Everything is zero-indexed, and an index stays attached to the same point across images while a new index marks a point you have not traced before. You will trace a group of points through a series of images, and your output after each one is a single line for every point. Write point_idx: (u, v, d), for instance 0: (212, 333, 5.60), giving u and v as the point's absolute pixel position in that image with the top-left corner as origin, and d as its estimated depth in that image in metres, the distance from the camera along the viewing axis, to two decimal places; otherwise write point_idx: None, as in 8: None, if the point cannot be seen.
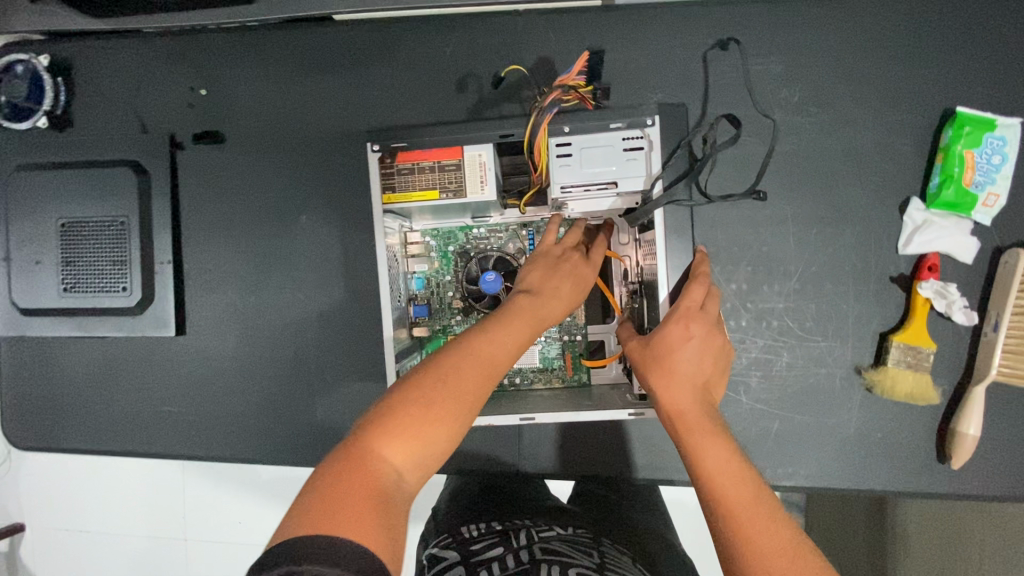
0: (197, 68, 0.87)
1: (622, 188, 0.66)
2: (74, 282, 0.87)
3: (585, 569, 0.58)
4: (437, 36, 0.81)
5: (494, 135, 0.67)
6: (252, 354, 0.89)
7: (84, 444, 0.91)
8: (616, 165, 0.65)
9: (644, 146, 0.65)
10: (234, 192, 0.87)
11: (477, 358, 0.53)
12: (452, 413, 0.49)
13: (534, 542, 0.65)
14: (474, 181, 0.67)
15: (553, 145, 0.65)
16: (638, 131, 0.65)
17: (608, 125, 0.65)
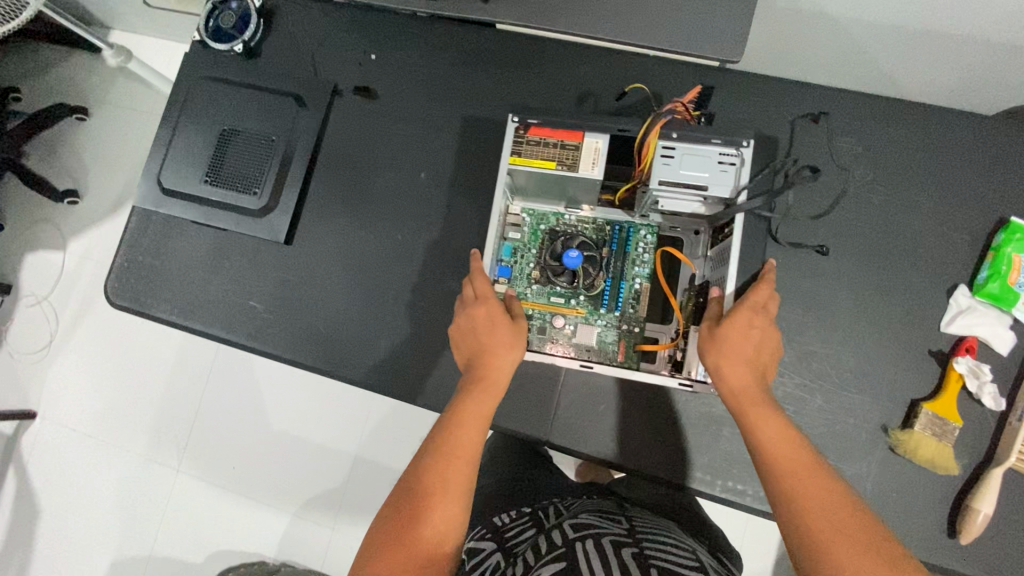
0: (374, 39, 1.05)
1: (710, 194, 0.75)
2: (217, 176, 1.00)
3: (618, 535, 0.68)
4: (576, 60, 0.98)
5: (613, 129, 0.79)
6: (340, 278, 0.99)
7: (172, 316, 1.02)
8: (709, 173, 0.75)
9: (737, 162, 0.75)
10: (370, 140, 1.02)
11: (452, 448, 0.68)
12: (446, 498, 0.65)
13: (564, 519, 0.74)
14: (588, 161, 0.78)
15: (659, 147, 0.76)
16: (734, 149, 0.75)
17: (708, 139, 0.75)
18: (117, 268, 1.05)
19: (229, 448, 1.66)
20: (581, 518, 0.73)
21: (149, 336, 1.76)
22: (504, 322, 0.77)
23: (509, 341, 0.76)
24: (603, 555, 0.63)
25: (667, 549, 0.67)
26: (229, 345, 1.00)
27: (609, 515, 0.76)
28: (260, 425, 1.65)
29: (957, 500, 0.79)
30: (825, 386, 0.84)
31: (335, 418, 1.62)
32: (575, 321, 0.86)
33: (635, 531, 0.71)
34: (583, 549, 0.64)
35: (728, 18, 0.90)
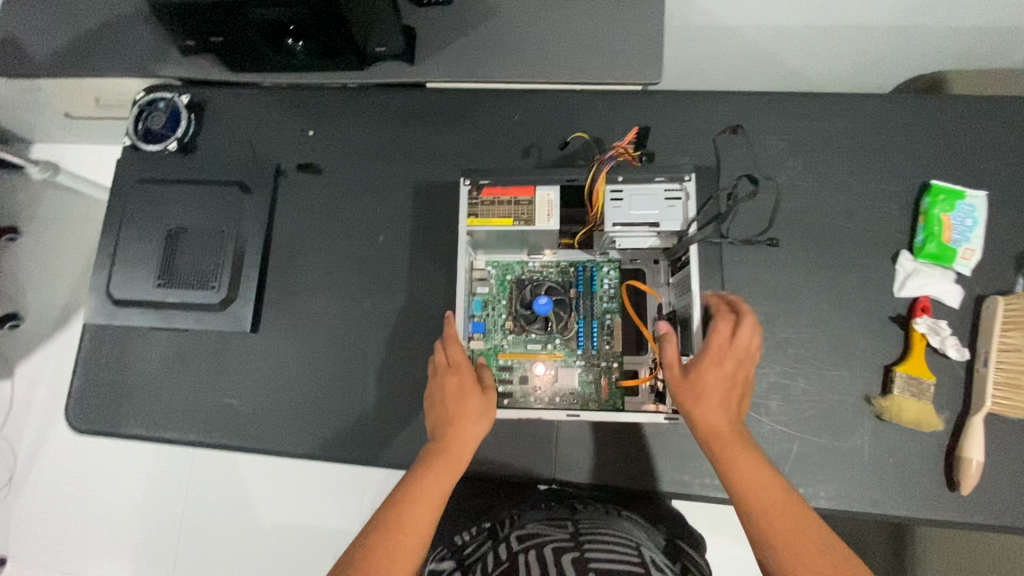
0: (309, 115, 1.06)
1: (662, 229, 0.78)
2: (169, 277, 0.98)
3: (561, 542, 0.72)
4: (509, 104, 1.02)
5: (561, 180, 0.83)
6: (315, 356, 0.97)
7: (142, 430, 0.97)
8: (658, 210, 0.78)
9: (682, 195, 0.78)
10: (322, 213, 1.02)
11: (407, 526, 0.66)
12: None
13: (512, 529, 0.79)
14: (542, 214, 0.81)
15: (608, 191, 0.79)
16: (678, 184, 0.79)
17: (654, 178, 0.79)
18: (76, 391, 0.99)
19: (223, 553, 1.55)
20: (528, 528, 0.78)
21: (118, 451, 1.66)
22: (473, 390, 0.76)
23: (477, 414, 0.75)
24: (542, 567, 0.67)
25: (609, 550, 0.71)
26: (211, 448, 0.96)
27: (557, 519, 0.80)
28: (252, 521, 1.56)
29: (949, 451, 0.83)
30: (804, 369, 0.87)
31: (331, 496, 1.55)
32: (556, 365, 0.87)
33: (579, 534, 0.75)
34: (525, 563, 0.68)
35: (640, 45, 0.96)
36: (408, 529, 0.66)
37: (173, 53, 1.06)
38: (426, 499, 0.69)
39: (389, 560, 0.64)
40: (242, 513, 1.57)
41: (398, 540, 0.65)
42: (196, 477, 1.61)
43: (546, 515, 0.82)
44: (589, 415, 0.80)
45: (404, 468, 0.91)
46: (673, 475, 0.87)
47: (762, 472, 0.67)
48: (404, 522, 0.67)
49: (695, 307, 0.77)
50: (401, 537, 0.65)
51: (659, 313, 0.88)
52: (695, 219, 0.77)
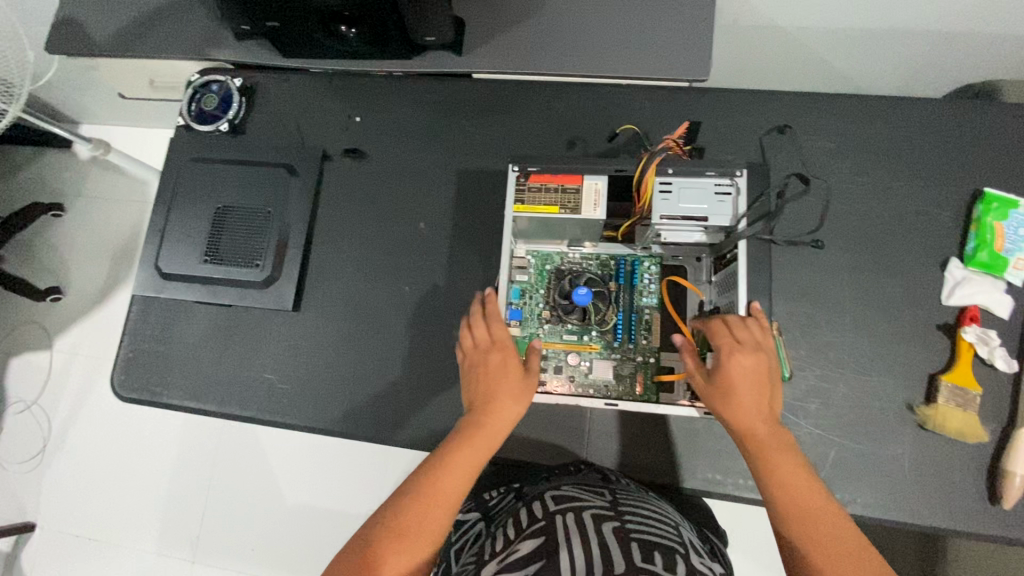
0: (357, 102, 1.08)
1: (711, 223, 0.78)
2: (216, 254, 1.01)
3: (598, 509, 0.73)
4: (554, 97, 1.02)
5: (610, 170, 0.83)
6: (353, 337, 0.99)
7: (183, 400, 0.99)
8: (707, 204, 0.78)
9: (732, 192, 0.78)
10: (365, 197, 1.04)
11: (434, 495, 0.66)
12: (413, 549, 0.63)
13: (546, 490, 0.81)
14: (589, 202, 0.82)
15: (657, 184, 0.79)
16: (729, 180, 0.79)
17: (704, 172, 0.79)
18: (122, 360, 1.03)
19: (244, 530, 1.59)
20: (564, 491, 0.79)
21: (149, 425, 1.70)
22: (514, 368, 0.76)
23: (514, 395, 0.74)
24: (581, 530, 0.68)
25: (646, 522, 0.72)
26: (247, 422, 0.98)
27: (592, 486, 0.81)
28: (274, 500, 1.59)
29: (992, 465, 0.81)
30: (844, 374, 0.86)
31: (352, 481, 1.57)
32: (591, 357, 0.87)
33: (617, 503, 0.76)
34: (564, 523, 0.70)
35: (690, 42, 0.96)
36: (435, 498, 0.66)
37: (228, 37, 1.09)
38: (455, 470, 0.69)
39: (413, 527, 0.64)
40: (266, 491, 1.60)
41: (425, 508, 0.65)
42: (223, 454, 1.65)
43: (581, 479, 0.83)
44: (626, 406, 0.81)
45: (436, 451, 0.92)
46: (705, 473, 0.87)
47: (801, 478, 0.63)
48: (431, 492, 0.66)
49: (744, 301, 0.76)
50: (427, 506, 0.65)
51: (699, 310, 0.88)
52: (745, 215, 0.77)
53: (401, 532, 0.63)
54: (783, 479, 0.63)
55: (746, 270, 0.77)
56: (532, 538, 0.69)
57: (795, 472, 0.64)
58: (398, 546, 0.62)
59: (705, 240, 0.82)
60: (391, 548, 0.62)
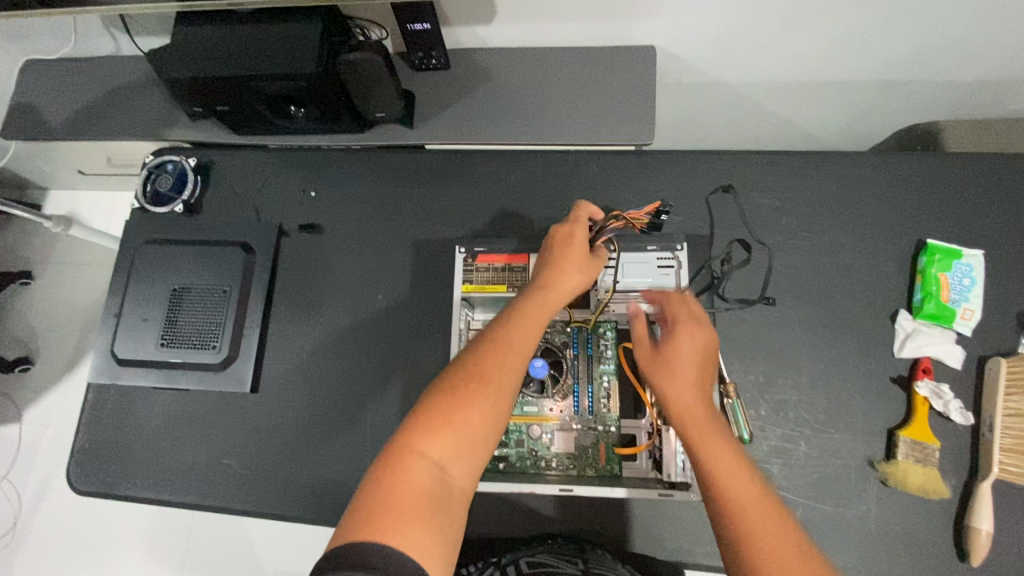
0: (312, 175, 1.09)
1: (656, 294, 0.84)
2: (172, 338, 0.99)
3: None
4: (505, 163, 1.04)
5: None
6: (314, 415, 0.97)
7: (142, 491, 0.97)
8: (651, 277, 0.84)
9: (674, 264, 0.84)
10: (323, 271, 1.04)
11: (510, 351, 0.65)
12: (489, 396, 0.62)
13: (520, 555, 0.80)
14: None
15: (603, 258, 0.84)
16: (670, 254, 0.85)
17: (647, 249, 0.84)
18: (78, 451, 1.00)
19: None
20: (538, 557, 0.79)
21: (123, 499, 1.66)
22: (585, 247, 0.76)
23: (581, 263, 0.74)
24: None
25: None
26: (208, 511, 0.95)
27: (565, 552, 0.80)
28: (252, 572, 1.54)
29: (956, 519, 0.80)
30: (804, 433, 0.85)
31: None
32: (551, 429, 0.86)
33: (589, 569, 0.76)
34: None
35: (633, 107, 0.98)
36: (510, 347, 0.65)
37: (183, 118, 1.10)
38: (531, 324, 0.68)
39: (490, 380, 0.63)
40: (242, 561, 1.56)
41: (497, 360, 0.64)
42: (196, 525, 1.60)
43: (555, 547, 0.82)
44: (582, 491, 0.78)
45: None
46: (675, 542, 0.85)
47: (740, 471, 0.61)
48: (504, 344, 0.65)
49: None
50: (504, 354, 0.65)
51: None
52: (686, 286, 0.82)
53: (475, 380, 0.62)
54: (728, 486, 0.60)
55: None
56: None
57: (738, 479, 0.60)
58: (474, 390, 0.62)
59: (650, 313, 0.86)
60: (465, 396, 0.61)
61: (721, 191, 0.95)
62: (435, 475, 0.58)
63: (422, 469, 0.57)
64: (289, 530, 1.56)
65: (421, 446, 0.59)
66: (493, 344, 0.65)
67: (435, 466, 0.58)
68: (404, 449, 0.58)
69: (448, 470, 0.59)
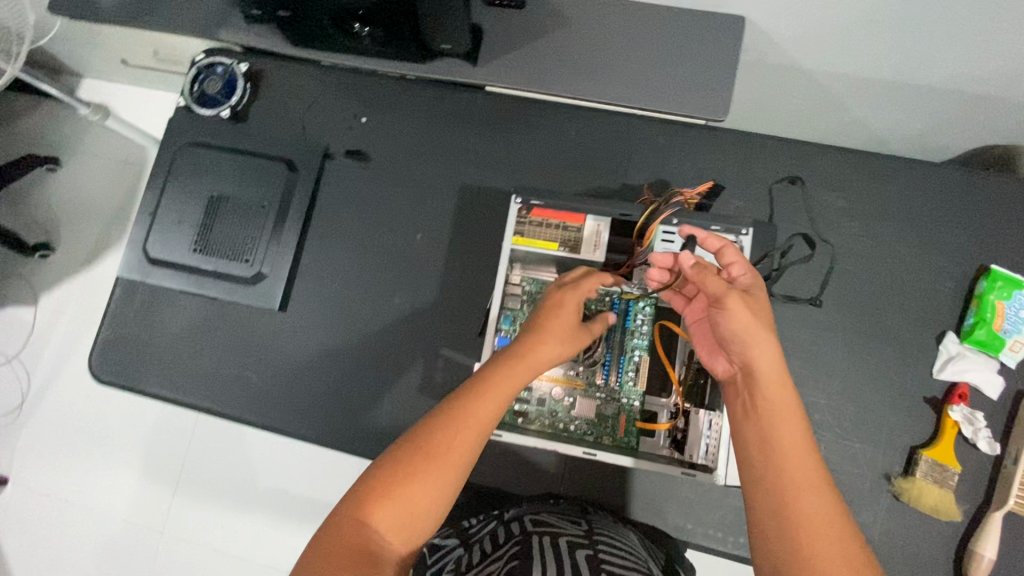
0: (365, 101, 1.05)
1: None
2: (206, 245, 0.99)
3: (572, 535, 0.73)
4: (567, 119, 0.99)
5: (615, 213, 0.78)
6: (338, 343, 0.97)
7: (162, 389, 0.98)
8: None
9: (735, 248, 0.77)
10: (364, 201, 1.02)
11: (461, 429, 0.62)
12: (440, 475, 0.59)
13: (524, 513, 0.81)
14: (590, 244, 0.78)
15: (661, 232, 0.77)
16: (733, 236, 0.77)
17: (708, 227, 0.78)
18: (102, 341, 1.01)
19: (217, 509, 1.54)
20: (541, 516, 0.79)
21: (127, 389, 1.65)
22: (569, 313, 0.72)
23: (560, 330, 0.71)
24: (557, 551, 0.68)
25: (619, 551, 0.72)
26: (224, 419, 0.97)
27: (569, 514, 0.81)
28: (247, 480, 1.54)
29: (961, 542, 0.81)
30: (824, 437, 0.85)
31: (327, 471, 1.51)
32: (575, 394, 0.86)
33: (592, 531, 0.76)
34: (538, 543, 0.70)
35: (711, 80, 0.93)
36: (469, 421, 0.62)
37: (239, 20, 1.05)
38: (491, 398, 0.64)
39: (442, 454, 0.60)
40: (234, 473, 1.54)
41: (454, 434, 0.61)
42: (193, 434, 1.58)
43: (560, 509, 0.83)
44: (607, 457, 0.79)
45: None
46: (677, 520, 0.87)
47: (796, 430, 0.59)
48: (465, 416, 0.62)
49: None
50: (460, 428, 0.62)
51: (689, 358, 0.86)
52: None
53: (427, 455, 0.60)
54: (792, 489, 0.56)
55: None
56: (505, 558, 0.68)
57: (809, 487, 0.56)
58: (423, 467, 0.59)
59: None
60: (414, 471, 0.59)
61: (785, 182, 0.92)
62: (372, 547, 0.56)
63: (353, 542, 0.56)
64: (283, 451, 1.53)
65: (363, 519, 0.57)
66: (453, 415, 0.62)
67: (375, 538, 0.56)
68: (347, 520, 0.57)
69: (388, 542, 0.57)
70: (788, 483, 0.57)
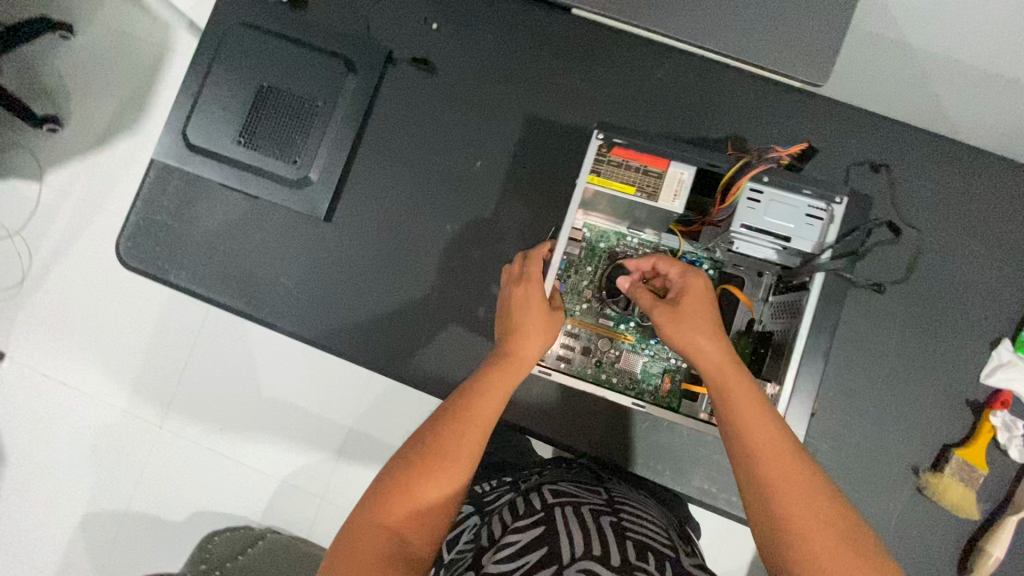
0: (439, 6, 0.96)
1: (792, 245, 0.69)
2: (251, 138, 0.92)
3: (596, 506, 0.67)
4: (655, 59, 0.92)
5: (704, 162, 0.70)
6: (382, 262, 0.93)
7: (192, 285, 0.94)
8: (793, 224, 0.69)
9: (825, 217, 0.69)
10: (426, 117, 0.95)
11: (471, 420, 0.61)
12: (450, 472, 0.58)
13: (540, 480, 0.74)
14: (669, 193, 0.70)
15: (748, 188, 0.69)
16: (825, 203, 0.69)
17: (800, 189, 0.69)
18: (131, 227, 0.96)
19: (209, 411, 1.38)
20: (558, 483, 0.72)
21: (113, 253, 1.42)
22: (546, 307, 0.70)
23: (543, 323, 0.69)
24: (581, 530, 0.61)
25: (644, 525, 0.68)
26: (256, 323, 0.94)
27: (587, 481, 0.75)
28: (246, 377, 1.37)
29: (970, 539, 0.83)
30: (859, 424, 0.86)
31: (329, 384, 1.36)
32: (622, 347, 0.84)
33: (613, 501, 0.70)
34: (562, 518, 0.62)
35: None
36: (469, 421, 0.61)
37: None
38: (489, 396, 0.63)
39: (447, 454, 0.58)
40: (221, 379, 1.38)
41: (456, 438, 0.59)
42: (177, 331, 1.39)
43: (576, 476, 0.76)
44: (658, 412, 0.80)
45: (439, 394, 0.89)
46: (701, 483, 0.87)
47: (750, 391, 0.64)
48: (462, 416, 0.61)
49: (800, 339, 0.70)
50: (462, 427, 0.60)
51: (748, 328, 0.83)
52: (832, 246, 0.68)
53: (431, 459, 0.58)
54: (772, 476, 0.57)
55: (814, 305, 0.70)
56: (530, 530, 0.61)
57: (784, 454, 0.59)
58: (430, 469, 0.57)
59: (777, 260, 0.73)
60: (422, 474, 0.57)
61: (867, 166, 0.88)
62: (394, 545, 0.54)
63: (375, 539, 0.54)
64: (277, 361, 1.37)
65: (379, 523, 0.55)
66: (450, 417, 0.61)
67: (396, 536, 0.55)
68: (362, 524, 0.54)
69: (409, 538, 0.55)
70: (763, 452, 0.59)
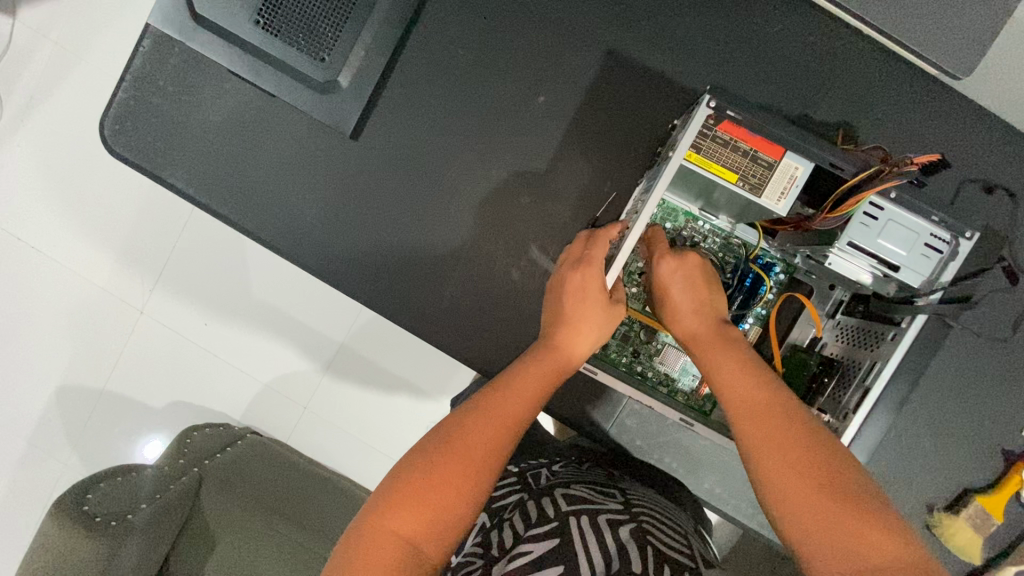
0: None
1: (898, 276, 0.63)
2: (272, 19, 0.74)
3: (613, 512, 0.61)
4: (775, 9, 0.76)
5: (825, 160, 0.61)
6: (411, 198, 0.81)
7: (187, 188, 0.81)
8: (906, 253, 0.63)
9: (945, 252, 0.62)
10: (488, 32, 0.79)
11: (495, 413, 0.58)
12: (469, 469, 0.54)
13: (555, 481, 0.68)
14: (775, 189, 0.62)
15: (867, 204, 0.62)
16: (950, 236, 0.62)
17: (927, 214, 0.62)
18: (117, 105, 0.81)
19: (187, 303, 1.16)
20: (572, 485, 0.66)
21: (84, 89, 1.11)
22: (597, 300, 0.64)
23: (597, 320, 0.64)
24: (599, 544, 0.55)
25: (664, 529, 0.62)
26: (256, 243, 0.82)
27: (600, 483, 0.69)
28: (233, 269, 1.15)
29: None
30: (892, 455, 0.81)
31: (320, 291, 1.15)
32: (666, 341, 0.77)
33: (630, 506, 0.64)
34: (579, 531, 0.57)
35: None
36: (492, 414, 0.58)
37: None
38: (518, 393, 0.60)
39: (467, 449, 0.55)
40: (189, 282, 1.15)
41: (474, 429, 0.56)
42: (140, 217, 1.14)
43: (588, 476, 0.70)
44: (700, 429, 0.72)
45: (456, 354, 0.82)
46: (712, 486, 0.85)
47: (746, 375, 0.60)
48: (488, 410, 0.58)
49: (883, 380, 0.64)
50: (482, 420, 0.57)
51: (806, 345, 0.76)
52: (944, 286, 0.62)
53: (446, 451, 0.54)
54: (779, 476, 0.53)
55: (907, 348, 0.63)
56: (544, 543, 0.56)
57: (789, 440, 0.54)
58: (450, 464, 0.53)
59: (866, 285, 0.67)
60: (438, 469, 0.53)
61: (979, 186, 0.78)
62: (408, 551, 0.50)
63: (387, 541, 0.50)
64: (254, 272, 1.15)
65: (391, 522, 0.51)
66: (474, 409, 0.58)
67: (408, 542, 0.50)
68: (374, 520, 0.51)
69: (421, 544, 0.50)
70: (763, 441, 0.55)
